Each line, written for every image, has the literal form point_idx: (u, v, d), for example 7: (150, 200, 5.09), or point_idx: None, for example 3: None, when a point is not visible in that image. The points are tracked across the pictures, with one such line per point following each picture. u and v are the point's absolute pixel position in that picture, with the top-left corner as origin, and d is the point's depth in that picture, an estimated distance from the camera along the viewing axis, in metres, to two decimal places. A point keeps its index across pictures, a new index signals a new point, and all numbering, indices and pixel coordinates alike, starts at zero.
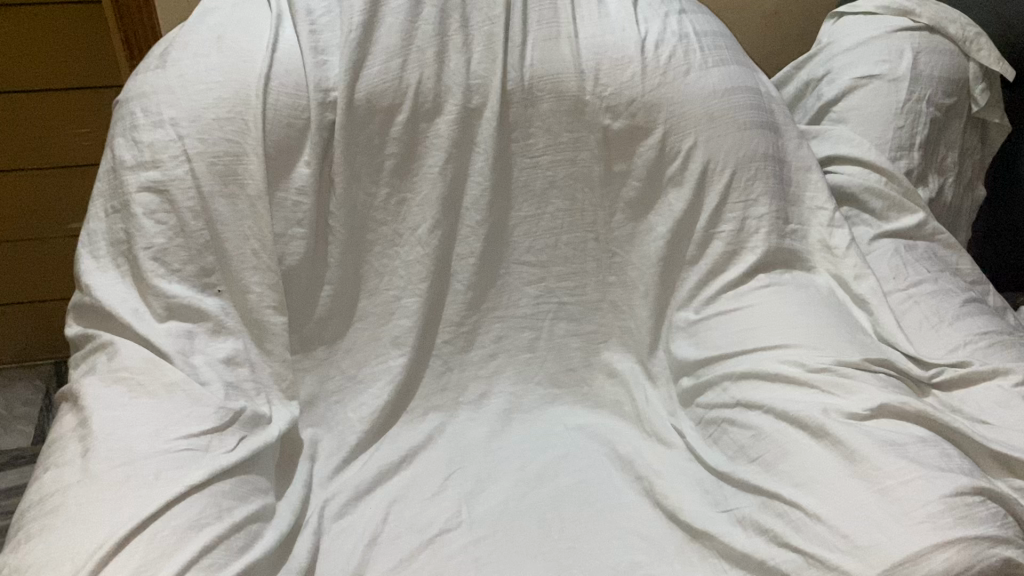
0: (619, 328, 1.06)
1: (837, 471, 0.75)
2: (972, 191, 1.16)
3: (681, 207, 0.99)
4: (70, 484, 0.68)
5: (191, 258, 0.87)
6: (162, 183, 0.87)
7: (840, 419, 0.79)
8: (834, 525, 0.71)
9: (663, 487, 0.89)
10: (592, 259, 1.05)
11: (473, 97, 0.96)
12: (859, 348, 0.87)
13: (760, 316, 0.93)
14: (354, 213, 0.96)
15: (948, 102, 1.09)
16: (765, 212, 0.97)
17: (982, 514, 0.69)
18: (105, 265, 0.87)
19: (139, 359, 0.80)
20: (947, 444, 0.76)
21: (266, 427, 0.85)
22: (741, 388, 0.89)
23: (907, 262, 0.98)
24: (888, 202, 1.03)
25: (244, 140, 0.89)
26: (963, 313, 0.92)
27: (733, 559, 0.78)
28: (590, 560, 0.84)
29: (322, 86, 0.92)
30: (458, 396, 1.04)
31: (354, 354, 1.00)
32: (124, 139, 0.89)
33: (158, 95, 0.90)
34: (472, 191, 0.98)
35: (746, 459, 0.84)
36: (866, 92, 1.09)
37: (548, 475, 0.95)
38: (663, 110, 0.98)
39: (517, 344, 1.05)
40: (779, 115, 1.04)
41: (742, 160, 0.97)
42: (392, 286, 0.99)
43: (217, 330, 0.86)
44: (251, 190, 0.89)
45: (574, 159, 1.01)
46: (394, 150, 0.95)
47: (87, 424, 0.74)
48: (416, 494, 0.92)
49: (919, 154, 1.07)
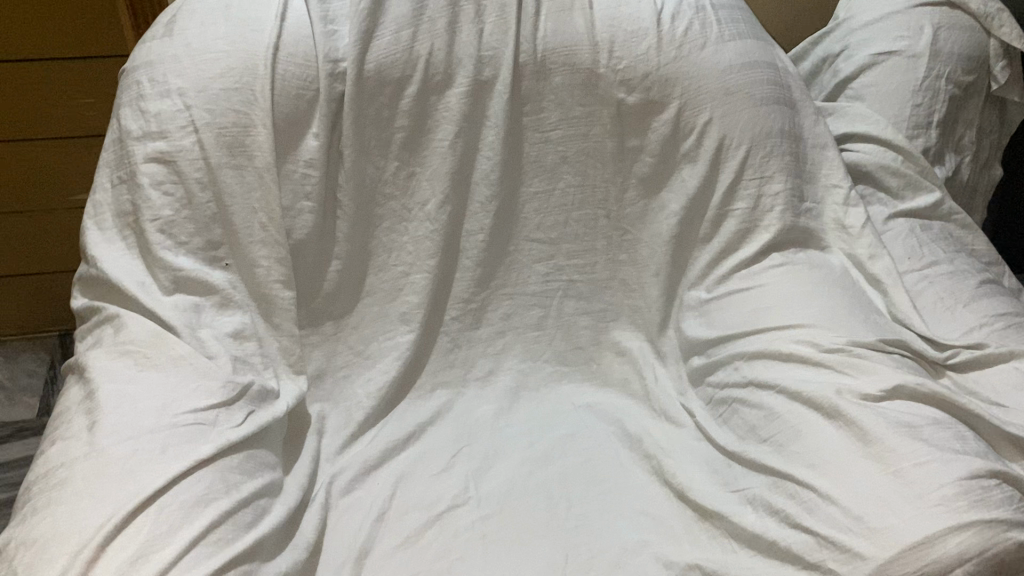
0: (629, 307, 1.06)
1: (850, 453, 0.74)
2: (989, 170, 1.15)
3: (695, 183, 0.97)
4: (77, 457, 0.68)
5: (198, 231, 0.86)
6: (168, 154, 0.85)
7: (854, 400, 0.78)
8: (847, 507, 0.70)
9: (671, 467, 0.88)
10: (603, 237, 1.04)
11: (485, 69, 0.94)
12: (873, 328, 0.86)
13: (773, 295, 0.92)
14: (363, 187, 0.94)
15: (968, 80, 1.07)
16: (780, 189, 0.96)
17: (998, 497, 0.68)
18: (111, 236, 0.86)
19: (146, 333, 0.79)
20: (962, 427, 0.75)
21: (274, 402, 0.84)
22: (753, 368, 0.88)
23: (923, 242, 0.97)
24: (904, 181, 1.02)
25: (252, 111, 0.87)
26: (979, 294, 0.90)
27: (740, 537, 0.77)
28: (597, 539, 0.84)
29: (332, 56, 0.90)
30: (466, 373, 1.03)
31: (362, 330, 0.99)
32: (130, 108, 0.87)
33: (165, 64, 0.88)
34: (483, 166, 0.97)
35: (757, 439, 0.84)
36: (884, 68, 1.07)
37: (555, 453, 0.94)
38: (678, 85, 0.96)
39: (525, 322, 1.04)
40: (796, 90, 1.02)
41: (757, 137, 0.96)
42: (400, 262, 0.98)
43: (224, 304, 0.85)
44: (259, 163, 0.88)
45: (586, 135, 1.00)
46: (404, 123, 0.94)
47: (94, 397, 0.73)
48: (423, 470, 0.91)
49: (936, 132, 1.06)
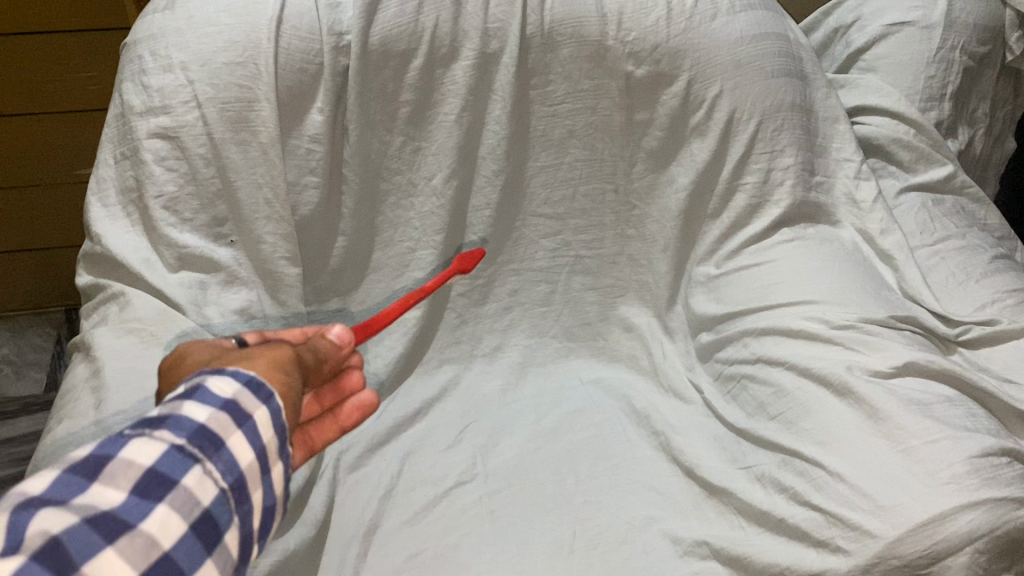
0: (636, 282, 1.05)
1: (860, 431, 0.74)
2: (1002, 143, 1.13)
3: (705, 157, 0.96)
4: (85, 436, 0.68)
5: (203, 207, 0.86)
6: (172, 130, 0.84)
7: (863, 376, 0.77)
8: (856, 485, 0.70)
9: (679, 443, 0.88)
10: (610, 211, 1.03)
11: (492, 41, 0.92)
12: (884, 304, 0.85)
13: (783, 270, 0.91)
14: (368, 162, 0.93)
15: (982, 51, 1.05)
16: (791, 163, 0.95)
17: (1008, 476, 0.67)
18: (115, 213, 0.85)
19: (152, 311, 0.79)
20: (973, 404, 0.75)
21: None
22: (761, 344, 0.88)
23: (935, 216, 0.95)
24: (917, 155, 1.01)
25: (255, 86, 0.85)
26: (992, 270, 0.89)
27: (747, 514, 0.76)
28: (604, 515, 0.84)
29: (336, 29, 0.88)
30: (473, 348, 1.03)
31: (370, 306, 1.00)
32: (132, 83, 0.86)
33: (167, 37, 0.86)
34: (489, 140, 0.95)
35: (766, 416, 0.83)
36: (898, 39, 1.05)
37: (563, 429, 0.94)
38: (688, 57, 0.94)
39: (532, 298, 1.04)
40: (807, 62, 1.00)
41: (768, 109, 0.94)
42: (406, 237, 0.97)
43: (230, 281, 0.85)
44: (263, 138, 0.86)
45: (594, 108, 0.98)
46: (409, 97, 0.92)
47: (102, 376, 0.73)
48: (430, 446, 0.91)
49: (949, 105, 1.04)
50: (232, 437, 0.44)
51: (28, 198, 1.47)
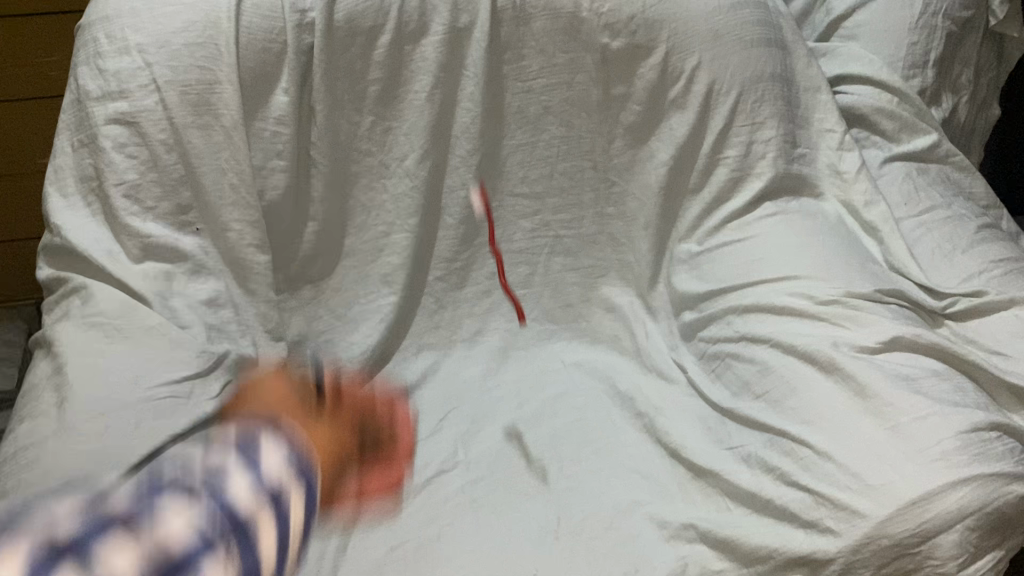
0: (617, 262, 1.03)
1: (848, 408, 0.72)
2: (987, 110, 1.11)
3: (684, 131, 0.94)
4: (46, 436, 0.65)
5: (165, 194, 0.82)
6: (131, 115, 0.81)
7: (851, 353, 0.75)
8: (845, 463, 0.68)
9: (663, 425, 0.86)
10: (589, 189, 1.00)
11: (462, 16, 0.90)
12: (869, 278, 0.83)
13: (765, 246, 0.89)
14: (337, 144, 0.90)
15: (966, 15, 1.03)
16: (772, 136, 0.92)
17: (998, 450, 0.66)
18: (74, 202, 0.81)
19: (116, 304, 0.76)
20: (961, 378, 0.73)
21: (252, 371, 0.81)
22: (746, 322, 0.86)
23: (920, 187, 0.93)
24: (901, 124, 0.98)
25: (217, 68, 0.83)
26: (978, 240, 0.88)
27: (735, 496, 0.75)
28: (589, 500, 0.82)
29: (299, 6, 0.85)
30: (452, 333, 1.00)
31: (344, 292, 0.96)
32: (88, 67, 0.82)
33: (123, 18, 0.82)
34: (463, 118, 0.93)
35: (751, 395, 0.81)
36: (880, 5, 1.03)
37: (546, 414, 0.92)
38: (665, 28, 0.92)
39: (511, 280, 1.01)
40: (788, 31, 0.96)
41: (748, 81, 0.92)
42: (380, 221, 0.94)
43: (197, 271, 0.82)
44: (226, 121, 0.83)
45: (570, 83, 0.95)
46: (378, 76, 0.89)
47: (64, 373, 0.70)
48: (409, 434, 0.89)
49: (933, 72, 1.02)
50: (260, 527, 0.45)
51: None
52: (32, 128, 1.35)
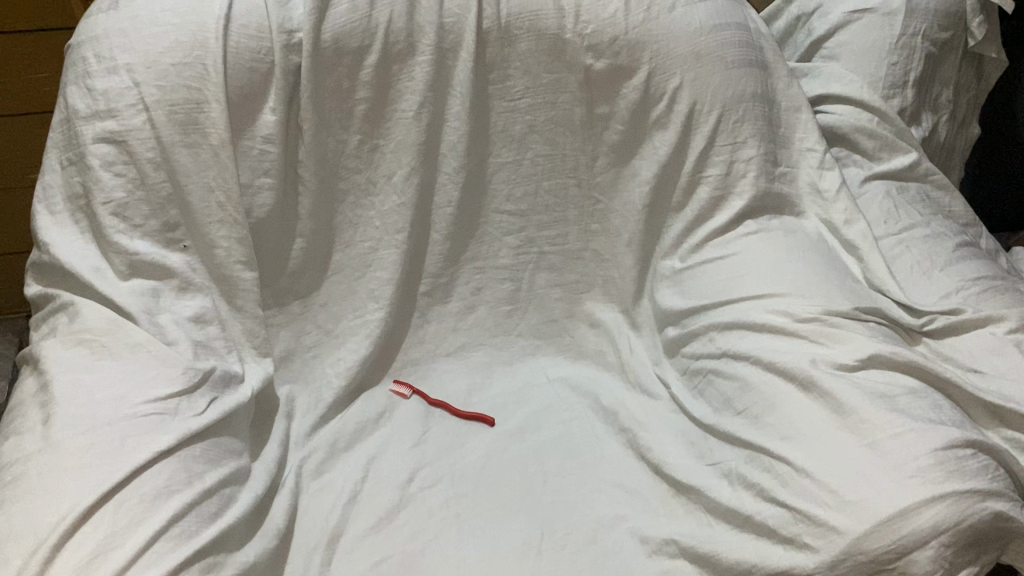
0: (601, 278, 1.04)
1: (824, 425, 0.73)
2: (965, 129, 1.13)
3: (667, 150, 0.95)
4: (32, 453, 0.65)
5: (153, 212, 0.83)
6: (119, 134, 0.82)
7: (829, 370, 0.76)
8: (821, 479, 0.69)
9: (645, 440, 0.87)
10: (573, 206, 1.02)
11: (448, 36, 0.91)
12: (848, 295, 0.84)
13: (746, 263, 0.90)
14: (324, 162, 0.91)
15: (945, 37, 1.05)
16: (753, 154, 0.93)
17: (972, 468, 0.67)
18: (62, 220, 0.82)
19: (102, 321, 0.77)
20: (938, 396, 0.74)
21: (239, 386, 0.82)
22: (727, 339, 0.87)
23: (899, 205, 0.95)
24: (881, 143, 1.00)
25: (204, 87, 0.83)
26: (956, 258, 0.89)
27: (715, 511, 0.76)
28: (572, 514, 0.83)
29: (287, 27, 0.86)
30: (437, 347, 1.01)
31: (332, 308, 0.97)
32: (76, 86, 0.83)
33: (111, 37, 0.83)
34: (450, 136, 0.94)
35: (732, 410, 0.82)
36: (860, 26, 1.04)
37: (530, 428, 0.93)
38: (648, 49, 0.93)
39: (496, 296, 1.02)
40: (769, 51, 0.98)
41: (730, 100, 0.93)
42: (367, 237, 0.95)
43: (184, 288, 0.83)
44: (214, 140, 0.84)
45: (555, 103, 0.97)
46: (365, 95, 0.90)
47: (49, 391, 0.70)
48: (395, 448, 0.90)
49: (913, 92, 1.03)
50: None
51: None
52: (22, 140, 1.36)
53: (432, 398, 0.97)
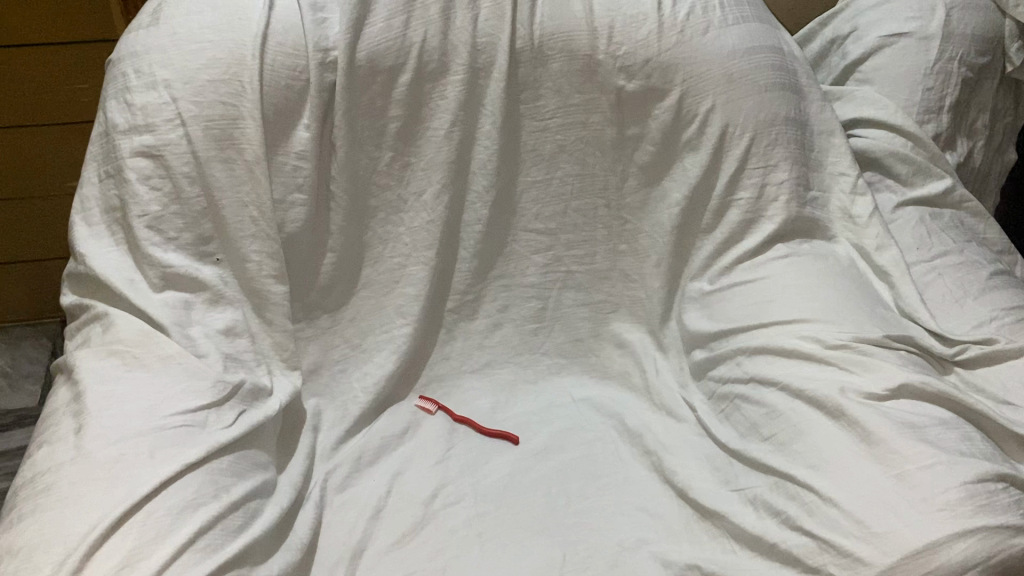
0: (629, 298, 1.04)
1: (852, 454, 0.72)
2: (1002, 154, 1.11)
3: (697, 172, 0.95)
4: (63, 462, 0.66)
5: (187, 226, 0.84)
6: (156, 148, 0.83)
7: (858, 399, 0.76)
8: (848, 509, 0.68)
9: (671, 464, 0.86)
10: (602, 226, 1.02)
11: (481, 56, 0.91)
12: (878, 322, 0.84)
13: (775, 288, 0.90)
14: (356, 178, 0.92)
15: (982, 62, 1.04)
16: (785, 178, 0.93)
17: (1004, 502, 0.66)
18: (99, 232, 0.84)
19: (135, 332, 0.78)
20: (969, 428, 0.73)
21: (267, 400, 0.83)
22: (754, 364, 0.86)
23: (933, 231, 0.94)
24: (914, 168, 0.99)
25: (240, 104, 0.85)
26: (990, 286, 0.88)
27: (740, 538, 0.75)
28: (595, 535, 0.82)
29: (322, 45, 0.87)
30: (462, 364, 1.02)
31: (359, 323, 0.98)
32: (116, 101, 0.85)
33: (151, 54, 0.85)
34: (481, 155, 0.94)
35: (759, 437, 0.82)
36: (894, 51, 1.04)
37: (555, 448, 0.93)
38: (680, 71, 0.93)
39: (523, 314, 1.02)
40: (802, 75, 0.98)
41: (762, 124, 0.93)
42: (396, 253, 0.96)
43: (215, 300, 0.84)
44: (249, 156, 0.85)
45: (585, 123, 0.97)
46: (398, 113, 0.91)
47: (82, 400, 0.71)
48: (418, 464, 0.90)
49: (948, 117, 1.02)
50: None
51: (15, 212, 1.44)
52: (59, 150, 1.39)
53: (457, 415, 0.97)
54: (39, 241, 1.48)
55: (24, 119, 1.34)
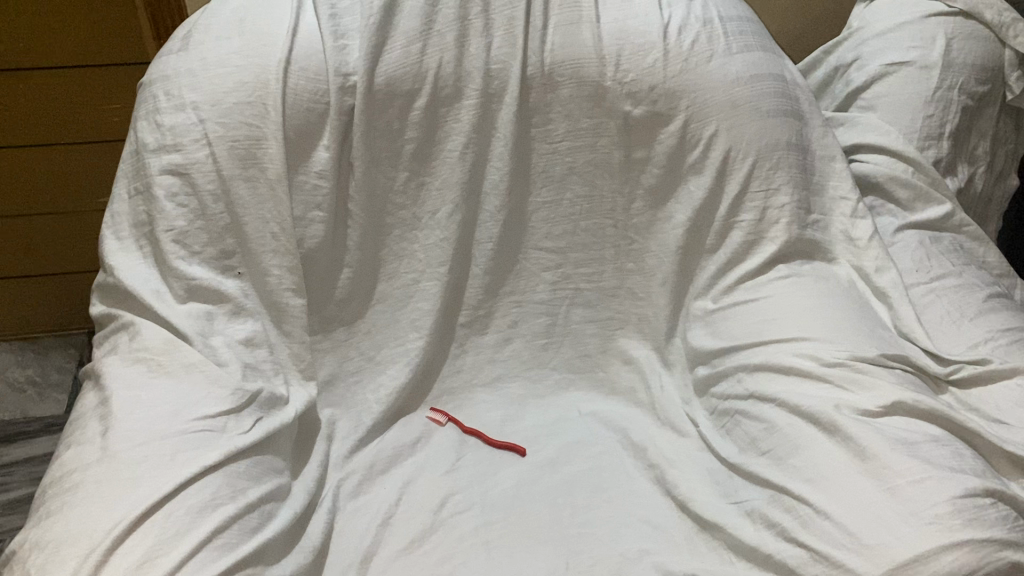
0: (635, 316, 1.07)
1: (846, 468, 0.74)
2: (1004, 180, 1.13)
3: (702, 194, 0.98)
4: (90, 462, 0.70)
5: (211, 241, 0.89)
6: (183, 167, 0.88)
7: (853, 415, 0.78)
8: (841, 522, 0.70)
9: (673, 477, 0.89)
10: (610, 246, 1.05)
11: (493, 82, 0.95)
12: (876, 342, 0.86)
13: (777, 307, 0.92)
14: (373, 197, 0.96)
15: (983, 90, 1.07)
16: (786, 202, 0.96)
17: (991, 517, 0.68)
18: (127, 246, 0.88)
19: (160, 341, 0.82)
20: (961, 445, 0.75)
21: (283, 408, 0.86)
22: (755, 381, 0.89)
23: (932, 254, 0.96)
24: (915, 193, 1.01)
25: (264, 125, 0.89)
26: (986, 309, 0.90)
27: (738, 549, 0.78)
28: (599, 543, 0.85)
29: (343, 70, 0.91)
30: (473, 378, 1.05)
31: (373, 336, 1.01)
32: (146, 122, 0.90)
33: (180, 78, 0.90)
34: (493, 176, 0.98)
35: (757, 451, 0.84)
36: (896, 79, 1.07)
37: (561, 460, 0.96)
38: (685, 97, 0.96)
39: (533, 330, 1.06)
40: (804, 101, 1.01)
41: (764, 149, 0.96)
42: (411, 269, 1.00)
43: (236, 312, 0.88)
44: (271, 174, 0.90)
45: (594, 146, 1.01)
46: (414, 135, 0.95)
47: (109, 404, 0.75)
48: (428, 474, 0.93)
49: (948, 143, 1.05)
50: None
51: (47, 225, 1.49)
52: (89, 166, 1.45)
53: (467, 427, 1.00)
54: (69, 255, 1.54)
55: (60, 137, 1.40)
